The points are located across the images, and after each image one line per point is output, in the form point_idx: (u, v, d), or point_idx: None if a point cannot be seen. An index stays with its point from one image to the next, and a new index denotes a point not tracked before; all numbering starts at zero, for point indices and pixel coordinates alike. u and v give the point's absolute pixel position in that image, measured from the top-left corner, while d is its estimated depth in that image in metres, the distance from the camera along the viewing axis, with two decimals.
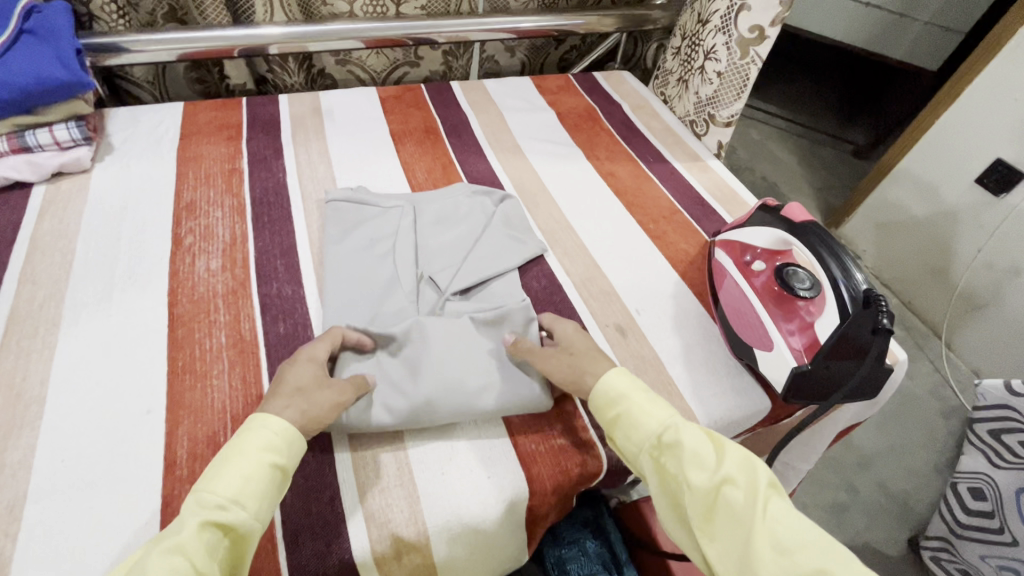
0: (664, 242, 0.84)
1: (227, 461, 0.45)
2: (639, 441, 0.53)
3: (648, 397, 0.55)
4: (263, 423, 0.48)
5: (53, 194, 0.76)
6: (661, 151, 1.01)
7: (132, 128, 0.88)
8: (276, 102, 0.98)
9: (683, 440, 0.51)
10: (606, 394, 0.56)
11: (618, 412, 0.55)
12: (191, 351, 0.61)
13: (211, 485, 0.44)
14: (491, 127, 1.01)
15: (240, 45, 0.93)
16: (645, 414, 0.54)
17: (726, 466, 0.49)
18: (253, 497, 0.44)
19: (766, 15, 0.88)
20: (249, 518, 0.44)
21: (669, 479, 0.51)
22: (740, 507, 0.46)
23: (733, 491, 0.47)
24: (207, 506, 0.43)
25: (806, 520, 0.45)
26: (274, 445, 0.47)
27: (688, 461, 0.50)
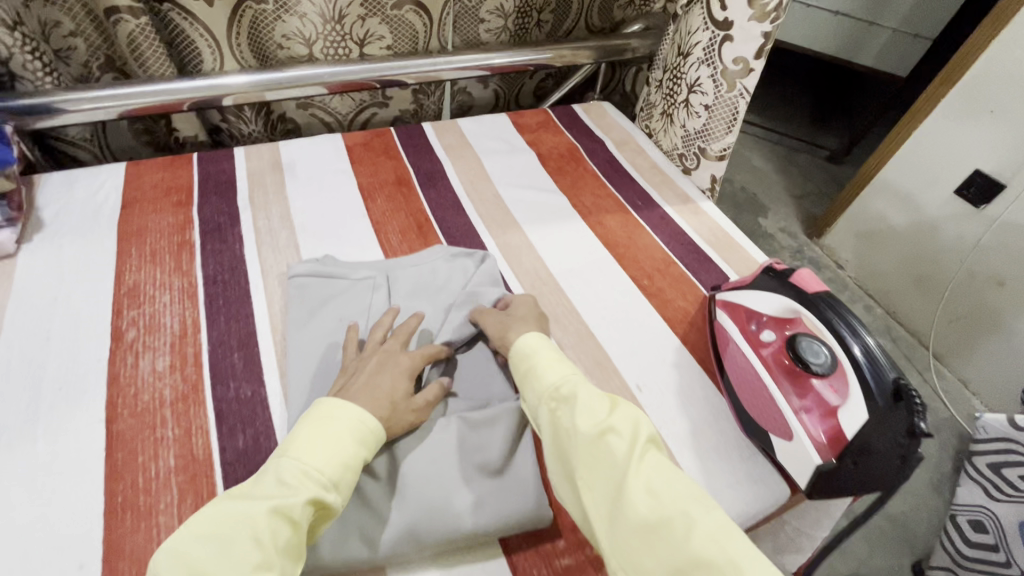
0: (661, 300, 0.78)
1: (325, 443, 0.46)
2: (539, 391, 0.53)
3: (556, 356, 0.57)
4: (358, 418, 0.49)
5: None
6: (649, 194, 0.95)
7: (67, 197, 0.78)
8: (231, 157, 0.89)
9: (580, 391, 0.51)
10: (522, 350, 0.58)
11: (528, 366, 0.56)
12: (132, 481, 0.53)
13: (312, 458, 0.45)
14: (467, 172, 0.94)
15: (189, 98, 0.85)
16: (548, 371, 0.54)
17: (615, 416, 0.49)
18: (348, 483, 0.46)
19: (748, 47, 0.83)
20: (341, 502, 0.46)
21: (560, 429, 0.50)
22: (619, 455, 0.46)
23: (617, 441, 0.47)
24: (315, 482, 0.44)
25: (680, 472, 0.46)
26: (366, 442, 0.49)
27: (579, 410, 0.50)
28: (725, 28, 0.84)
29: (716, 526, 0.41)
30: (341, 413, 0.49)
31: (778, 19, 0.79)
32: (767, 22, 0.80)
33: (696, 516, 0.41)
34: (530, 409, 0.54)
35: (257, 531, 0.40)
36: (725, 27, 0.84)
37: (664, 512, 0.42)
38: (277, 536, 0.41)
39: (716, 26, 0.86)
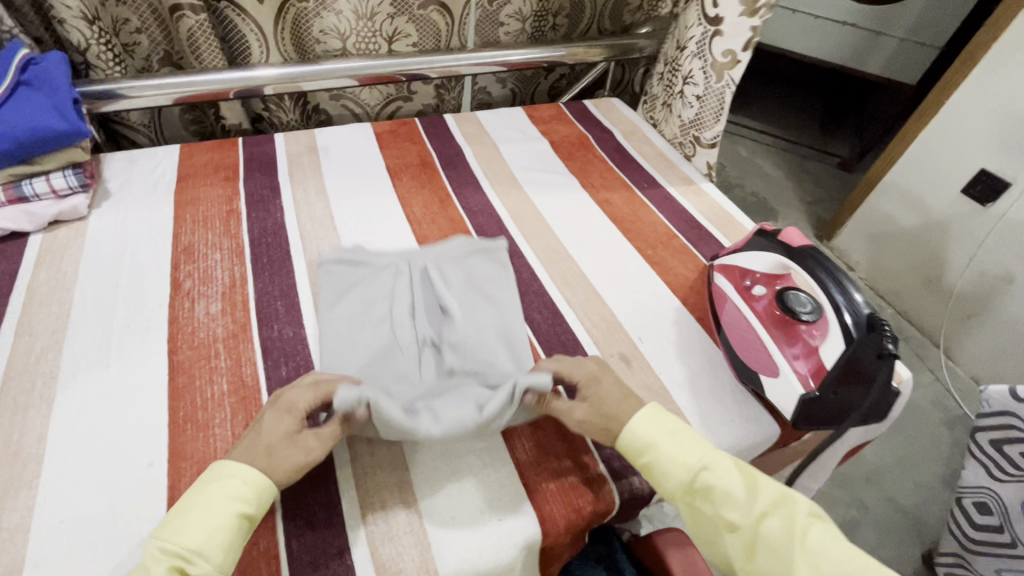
0: (663, 266, 0.84)
1: (197, 512, 0.44)
2: (669, 486, 0.53)
3: (673, 437, 0.54)
4: (229, 474, 0.47)
5: (50, 242, 0.75)
6: (654, 177, 1.02)
7: (129, 171, 0.88)
8: (272, 141, 0.99)
9: (716, 482, 0.51)
10: (634, 442, 0.54)
11: (649, 459, 0.53)
12: (192, 400, 0.60)
13: (174, 533, 0.43)
14: (487, 158, 1.02)
15: (235, 87, 0.94)
16: (672, 460, 0.52)
17: (762, 502, 0.49)
18: (219, 551, 0.44)
19: (737, 40, 0.87)
20: (212, 569, 0.43)
21: (706, 518, 0.51)
22: (780, 543, 0.47)
23: (771, 528, 0.48)
24: (174, 556, 0.43)
25: (847, 549, 0.46)
26: (245, 498, 0.46)
27: (721, 500, 0.50)
28: (716, 24, 0.89)
29: None
30: (219, 475, 0.47)
31: (768, 15, 0.83)
32: (755, 16, 0.84)
33: None
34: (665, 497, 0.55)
35: None
36: (716, 23, 0.89)
37: None
38: None
39: (709, 22, 0.91)
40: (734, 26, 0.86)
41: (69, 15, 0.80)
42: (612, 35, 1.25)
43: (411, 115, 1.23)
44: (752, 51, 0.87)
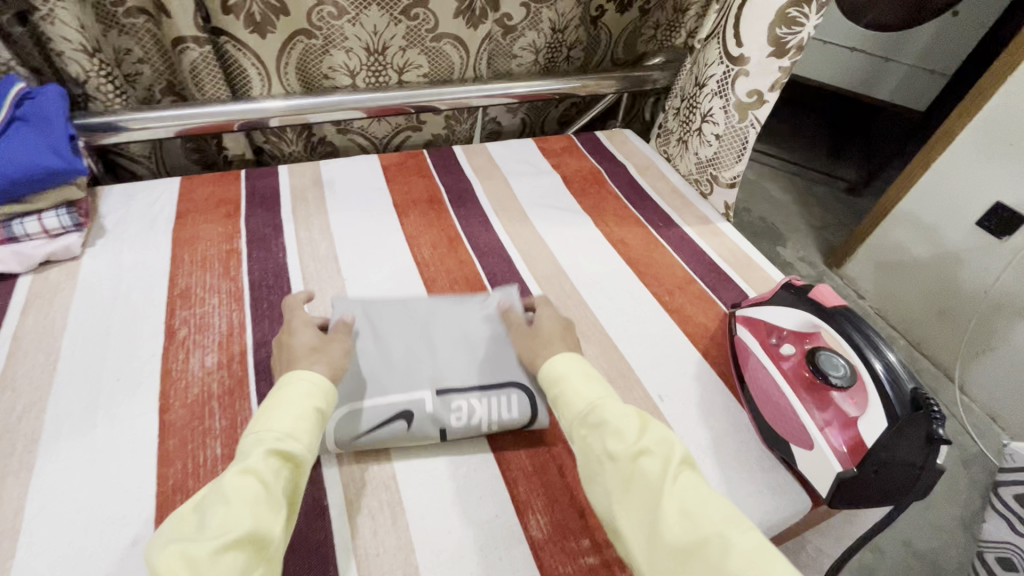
0: (682, 315, 0.80)
1: (277, 408, 0.49)
2: (568, 416, 0.53)
3: (586, 377, 0.56)
4: (300, 377, 0.53)
5: (40, 284, 0.72)
6: (670, 215, 0.98)
7: (126, 206, 0.85)
8: (276, 174, 0.96)
9: (605, 414, 0.50)
10: (551, 374, 0.57)
11: (557, 392, 0.55)
12: (182, 466, 0.56)
13: (267, 425, 0.48)
14: (496, 194, 0.99)
15: (239, 120, 0.91)
16: (577, 394, 0.54)
17: (645, 438, 0.48)
18: (308, 434, 0.49)
19: (764, 80, 0.85)
20: (304, 449, 0.48)
21: (590, 451, 0.50)
22: (654, 478, 0.45)
23: (649, 463, 0.46)
24: (269, 440, 0.47)
25: (715, 500, 0.44)
26: (318, 394, 0.52)
27: (609, 434, 0.49)
28: (741, 64, 0.86)
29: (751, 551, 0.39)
30: (288, 380, 0.52)
31: (796, 57, 0.81)
32: (784, 58, 0.82)
33: (731, 537, 0.40)
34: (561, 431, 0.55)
35: (228, 492, 0.42)
36: (741, 63, 0.86)
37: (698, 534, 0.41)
38: (248, 491, 0.43)
39: (731, 61, 0.87)
40: (761, 66, 0.84)
41: (68, 48, 0.78)
42: (624, 66, 1.23)
43: (419, 146, 1.20)
44: (779, 92, 0.85)
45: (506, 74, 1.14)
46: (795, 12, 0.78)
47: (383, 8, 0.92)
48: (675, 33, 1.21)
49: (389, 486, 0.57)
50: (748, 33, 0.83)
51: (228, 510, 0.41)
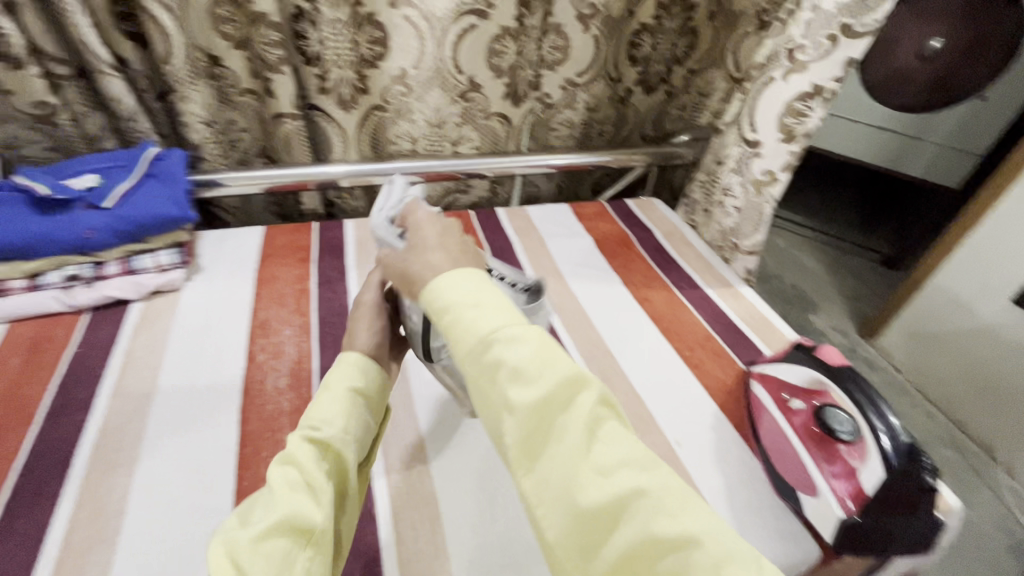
0: (700, 369, 0.87)
1: (322, 400, 0.52)
2: (459, 353, 0.42)
3: (475, 295, 0.44)
4: (343, 360, 0.57)
5: (148, 310, 0.86)
6: (693, 277, 1.07)
7: (219, 249, 1.00)
8: (343, 226, 1.10)
9: (508, 352, 0.40)
10: (433, 302, 0.44)
11: (449, 318, 0.43)
12: (256, 471, 0.65)
13: (311, 413, 0.51)
14: (535, 251, 1.10)
15: (315, 179, 1.06)
16: (473, 323, 0.42)
17: (551, 381, 0.39)
18: (342, 419, 0.51)
19: (777, 161, 0.94)
20: (338, 432, 0.50)
21: (489, 399, 0.40)
22: (558, 426, 0.38)
23: (557, 411, 0.38)
24: (307, 426, 0.50)
25: (636, 445, 0.38)
26: (357, 376, 0.55)
27: (510, 378, 0.39)
28: (755, 147, 0.96)
29: (687, 512, 0.35)
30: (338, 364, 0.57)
31: (805, 142, 0.91)
32: (793, 143, 0.91)
33: (649, 490, 0.35)
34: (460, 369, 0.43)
35: (270, 483, 0.46)
36: (755, 146, 0.96)
37: (608, 494, 0.35)
38: (285, 479, 0.46)
39: (748, 144, 0.97)
40: (774, 150, 0.93)
41: (194, 120, 0.97)
42: (653, 142, 1.36)
43: (467, 207, 1.34)
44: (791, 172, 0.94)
45: (546, 146, 1.28)
46: (801, 106, 0.88)
47: (445, 90, 1.07)
48: (699, 112, 1.34)
49: (429, 502, 0.65)
50: (762, 121, 0.93)
51: (269, 498, 0.45)
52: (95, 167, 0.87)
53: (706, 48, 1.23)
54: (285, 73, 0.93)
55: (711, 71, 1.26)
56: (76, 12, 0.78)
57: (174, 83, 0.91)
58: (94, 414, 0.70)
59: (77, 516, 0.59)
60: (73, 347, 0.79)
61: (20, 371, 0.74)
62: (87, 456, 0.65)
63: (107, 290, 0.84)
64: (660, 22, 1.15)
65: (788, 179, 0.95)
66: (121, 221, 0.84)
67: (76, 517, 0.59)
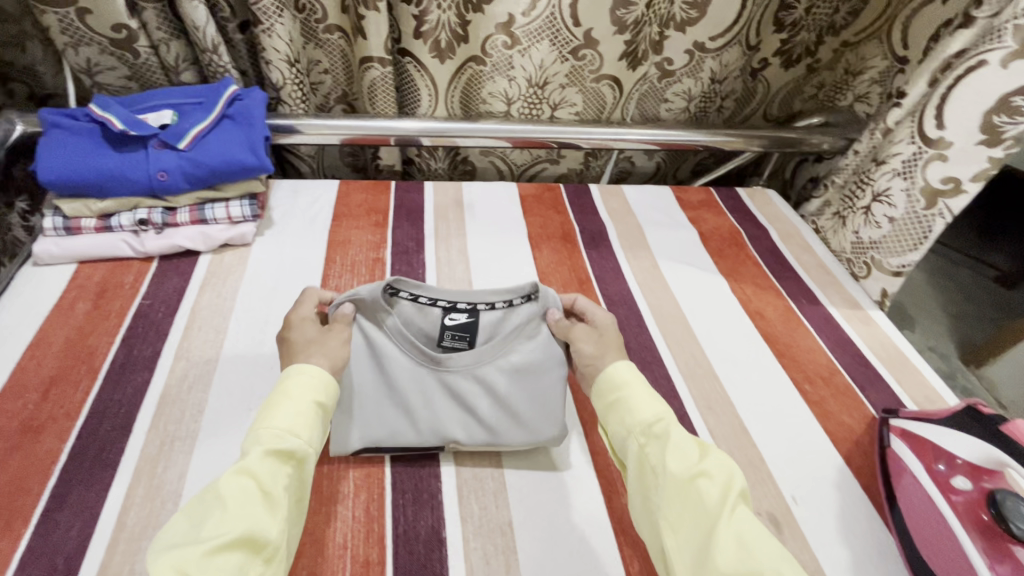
0: (823, 410, 0.73)
1: (278, 408, 0.51)
2: (630, 424, 0.56)
3: (648, 392, 0.58)
4: (298, 374, 0.54)
5: (216, 265, 0.80)
6: (814, 292, 0.91)
7: (290, 199, 0.93)
8: (421, 190, 1.00)
9: (669, 430, 0.54)
10: (611, 380, 0.59)
11: (618, 397, 0.58)
12: (320, 467, 0.60)
13: (268, 423, 0.50)
14: (631, 240, 0.96)
15: (395, 136, 0.96)
16: (640, 405, 0.56)
17: (706, 461, 0.51)
18: (308, 431, 0.51)
19: (967, 169, 0.76)
20: (303, 443, 0.50)
21: (647, 465, 0.53)
22: (710, 500, 0.48)
23: (707, 485, 0.49)
24: (267, 439, 0.49)
25: (765, 533, 0.46)
26: (318, 390, 0.54)
27: (670, 453, 0.52)
28: (940, 148, 0.78)
29: None
30: (292, 378, 0.54)
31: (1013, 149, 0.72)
32: (997, 148, 0.73)
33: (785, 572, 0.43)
34: (616, 440, 0.57)
35: (225, 493, 0.44)
36: (939, 147, 0.78)
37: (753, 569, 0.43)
38: (242, 491, 0.45)
39: (925, 142, 0.80)
40: (965, 153, 0.76)
41: (276, 57, 0.86)
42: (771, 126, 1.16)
43: (553, 178, 1.21)
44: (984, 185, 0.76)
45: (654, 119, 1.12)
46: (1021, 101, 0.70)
47: (555, 44, 0.92)
48: (842, 94, 1.11)
49: (504, 531, 0.57)
50: (956, 117, 0.75)
51: (224, 511, 0.43)
52: (170, 102, 0.80)
53: (873, 16, 1.00)
54: (379, 11, 0.82)
55: (867, 46, 1.03)
56: None
57: (259, 13, 0.80)
58: (156, 376, 0.65)
59: (133, 492, 0.55)
60: (139, 297, 0.74)
61: (87, 317, 0.71)
62: (147, 424, 0.60)
63: (177, 240, 0.79)
64: None
65: (977, 191, 0.77)
66: (194, 165, 0.77)
67: (133, 493, 0.55)
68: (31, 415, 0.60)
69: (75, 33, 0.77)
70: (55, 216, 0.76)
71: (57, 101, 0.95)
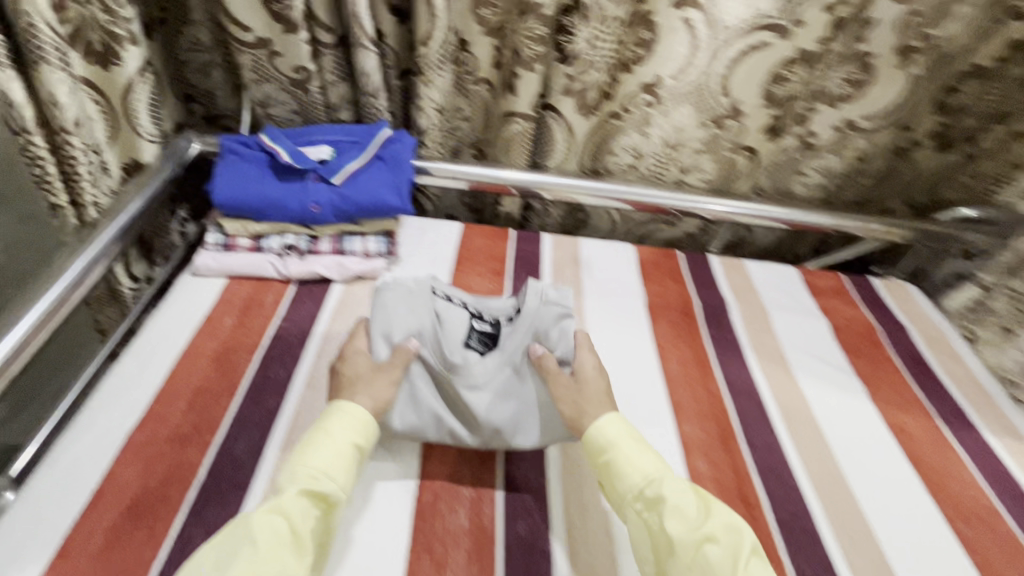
0: (987, 562, 0.64)
1: (318, 444, 0.52)
2: (622, 487, 0.54)
3: (636, 444, 0.57)
4: (340, 412, 0.55)
5: (347, 295, 0.83)
6: (966, 411, 0.82)
7: (420, 235, 0.96)
8: (539, 243, 1.01)
9: (663, 489, 0.52)
10: (597, 440, 0.57)
11: (607, 459, 0.56)
12: (432, 527, 0.58)
13: (307, 461, 0.51)
14: (755, 322, 0.91)
15: (517, 185, 0.97)
16: (632, 464, 0.55)
17: (710, 522, 0.49)
18: (343, 473, 0.52)
19: None
20: (337, 487, 0.50)
21: (650, 532, 0.51)
22: (718, 566, 0.46)
23: (715, 549, 0.48)
24: (304, 479, 0.50)
25: None
26: (357, 429, 0.55)
27: (669, 513, 0.51)
28: None
29: None
30: (332, 415, 0.55)
31: None
32: None
33: None
34: (614, 502, 0.56)
35: (255, 533, 0.45)
36: None
37: None
38: (276, 535, 0.45)
39: None
40: None
41: (428, 105, 0.91)
42: (911, 215, 1.05)
43: (665, 243, 1.17)
44: None
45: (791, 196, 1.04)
46: None
47: (700, 112, 0.90)
48: (1002, 188, 0.96)
49: None
50: None
51: (252, 553, 0.44)
52: (330, 138, 0.86)
53: None
54: (535, 71, 0.84)
55: None
56: None
57: (423, 66, 0.85)
58: (287, 402, 0.68)
59: None
60: (277, 319, 0.78)
61: (232, 333, 0.75)
62: (276, 452, 0.62)
63: (316, 266, 0.83)
64: (1005, 66, 0.86)
65: None
66: (344, 200, 0.82)
67: None
68: (178, 424, 0.63)
69: (262, 71, 0.84)
70: (217, 232, 0.84)
71: (225, 122, 1.04)
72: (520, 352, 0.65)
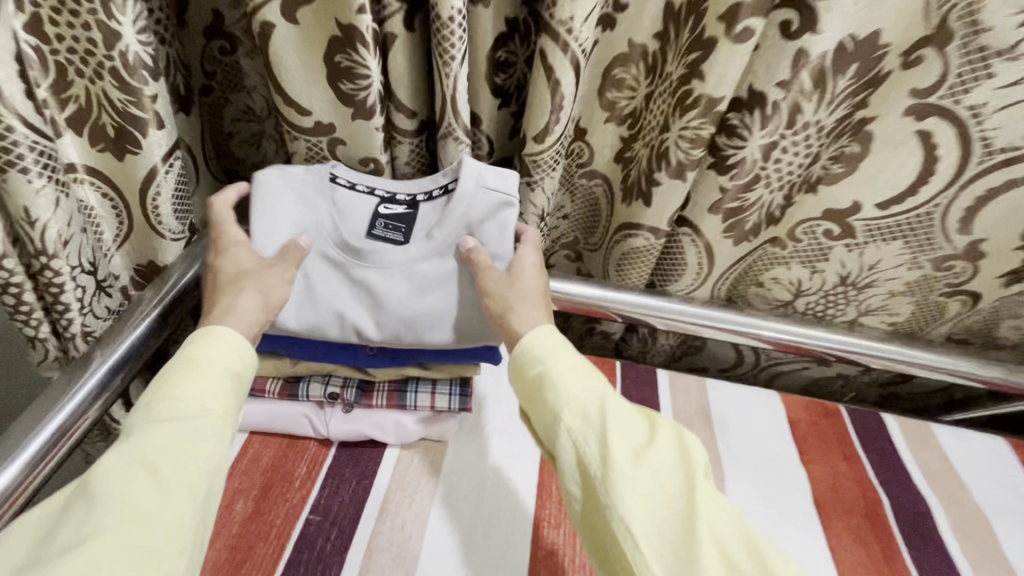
0: None
1: (184, 378, 0.44)
2: (557, 404, 0.47)
3: (568, 355, 0.51)
4: (214, 331, 0.48)
5: (404, 468, 0.62)
6: None
7: (506, 374, 0.73)
8: (654, 386, 0.77)
9: (612, 408, 0.46)
10: (529, 353, 0.51)
11: (541, 371, 0.49)
12: None
13: (173, 392, 0.43)
14: (975, 538, 0.64)
15: (625, 312, 0.71)
16: (564, 377, 0.48)
17: (658, 446, 0.44)
18: (222, 399, 0.44)
19: None
20: (217, 414, 0.43)
21: (584, 463, 0.45)
22: (676, 493, 0.42)
23: (667, 470, 0.43)
24: (166, 416, 0.41)
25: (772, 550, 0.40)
26: (235, 353, 0.47)
27: (616, 433, 0.44)
28: None
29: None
30: (201, 340, 0.47)
31: None
32: None
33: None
34: (545, 429, 0.48)
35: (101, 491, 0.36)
36: None
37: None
38: (126, 484, 0.37)
39: None
40: None
41: (531, 211, 0.68)
42: None
43: (807, 381, 0.91)
44: None
45: (1011, 347, 0.74)
46: None
47: (909, 246, 0.65)
48: None
49: None
50: None
51: (95, 512, 0.35)
52: None
53: None
54: (684, 180, 0.61)
55: None
56: (456, 57, 0.54)
57: (532, 166, 0.63)
58: None
59: None
60: (307, 509, 0.57)
61: (242, 531, 0.55)
62: None
63: (365, 426, 0.63)
64: None
65: None
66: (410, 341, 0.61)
67: None
68: None
69: (319, 161, 0.64)
70: None
71: None
72: (451, 244, 0.59)
